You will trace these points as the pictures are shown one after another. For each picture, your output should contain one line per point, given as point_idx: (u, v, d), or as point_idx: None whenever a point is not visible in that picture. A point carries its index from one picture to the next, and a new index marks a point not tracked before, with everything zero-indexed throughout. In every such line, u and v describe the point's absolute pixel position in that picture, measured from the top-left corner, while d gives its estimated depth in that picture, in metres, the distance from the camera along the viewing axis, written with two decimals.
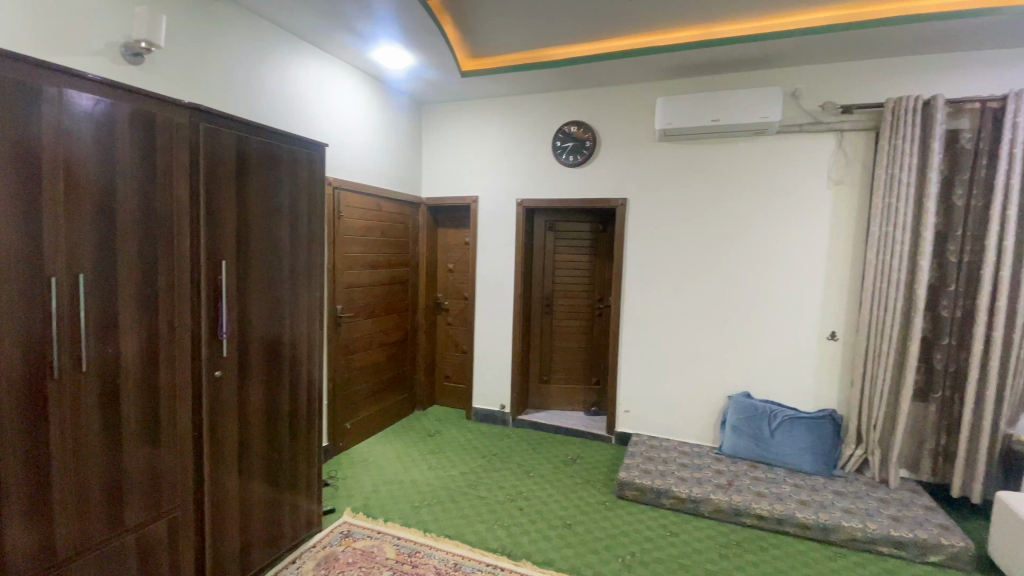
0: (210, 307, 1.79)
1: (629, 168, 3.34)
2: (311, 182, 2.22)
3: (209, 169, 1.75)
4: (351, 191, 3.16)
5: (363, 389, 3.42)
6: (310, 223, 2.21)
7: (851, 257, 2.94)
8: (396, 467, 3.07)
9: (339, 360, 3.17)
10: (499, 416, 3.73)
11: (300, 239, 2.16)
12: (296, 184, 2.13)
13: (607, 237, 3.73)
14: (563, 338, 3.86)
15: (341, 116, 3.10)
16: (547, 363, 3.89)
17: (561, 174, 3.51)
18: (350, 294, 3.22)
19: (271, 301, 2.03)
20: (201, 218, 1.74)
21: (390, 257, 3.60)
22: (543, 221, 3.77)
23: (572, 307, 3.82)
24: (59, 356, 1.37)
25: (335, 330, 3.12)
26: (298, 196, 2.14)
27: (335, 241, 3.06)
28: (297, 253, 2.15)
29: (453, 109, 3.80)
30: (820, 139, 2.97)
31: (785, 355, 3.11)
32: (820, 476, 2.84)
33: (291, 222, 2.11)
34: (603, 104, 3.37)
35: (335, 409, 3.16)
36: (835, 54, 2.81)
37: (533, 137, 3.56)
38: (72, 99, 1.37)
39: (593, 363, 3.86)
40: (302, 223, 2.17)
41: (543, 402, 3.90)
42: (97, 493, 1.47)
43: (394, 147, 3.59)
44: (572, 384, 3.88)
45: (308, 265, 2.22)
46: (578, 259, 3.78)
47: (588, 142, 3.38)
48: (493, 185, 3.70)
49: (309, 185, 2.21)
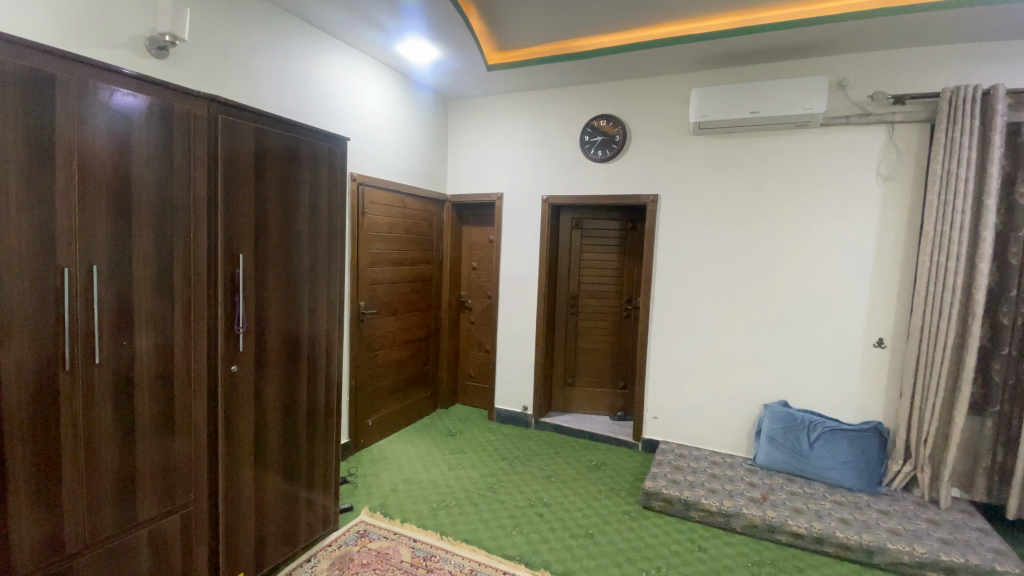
0: (228, 302, 1.78)
1: (661, 164, 3.21)
2: (334, 177, 2.19)
3: (228, 162, 1.74)
4: (375, 187, 3.14)
5: (385, 386, 3.39)
6: (332, 218, 2.18)
7: (901, 259, 2.73)
8: (417, 467, 3.03)
9: (361, 357, 3.15)
10: (522, 418, 3.65)
11: (320, 234, 2.13)
12: (318, 178, 2.10)
13: (636, 236, 3.60)
14: (589, 340, 3.75)
15: (366, 111, 3.07)
16: (572, 365, 3.79)
17: (589, 170, 3.40)
18: (373, 291, 3.20)
19: (291, 296, 2.01)
20: (219, 212, 1.72)
21: (414, 254, 3.56)
22: (570, 219, 3.67)
23: (598, 308, 3.71)
24: (73, 348, 1.36)
25: (358, 327, 3.10)
26: (320, 190, 2.12)
27: (359, 237, 3.04)
28: (317, 248, 2.12)
29: (479, 105, 3.74)
30: (868, 133, 2.77)
31: (827, 362, 2.92)
32: (863, 493, 2.65)
33: (312, 217, 2.08)
34: (634, 98, 3.24)
35: (357, 406, 3.14)
36: (887, 41, 2.61)
37: (560, 132, 3.46)
38: (89, 89, 1.37)
39: (619, 366, 3.74)
40: (324, 219, 2.14)
41: (567, 405, 3.80)
42: (108, 483, 1.47)
43: (419, 143, 3.55)
44: (597, 388, 3.77)
45: (329, 261, 2.19)
46: (606, 259, 3.66)
47: (618, 137, 3.26)
48: (519, 182, 3.62)
49: (332, 180, 2.18)
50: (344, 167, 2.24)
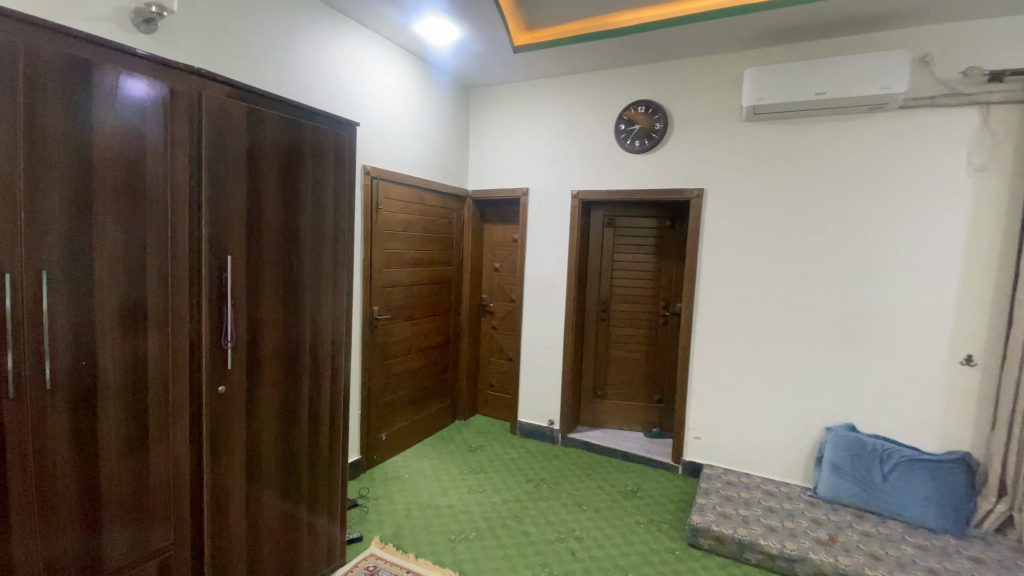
0: (214, 311, 1.51)
1: (707, 156, 2.87)
2: (341, 167, 1.91)
3: (215, 148, 1.48)
4: (390, 181, 2.87)
5: (400, 397, 3.12)
6: (338, 214, 1.91)
7: (997, 262, 2.34)
8: (434, 489, 2.74)
9: (374, 367, 2.89)
10: (548, 433, 3.35)
11: (324, 232, 1.85)
12: (322, 167, 1.83)
13: (676, 235, 3.25)
14: (621, 349, 3.42)
15: (381, 98, 2.81)
16: (603, 376, 3.47)
17: (625, 162, 3.07)
18: (388, 294, 2.94)
19: (289, 303, 1.73)
20: (201, 205, 1.46)
21: (433, 255, 3.29)
22: (602, 216, 3.34)
23: (632, 314, 3.37)
24: (15, 373, 1.10)
25: (370, 335, 2.84)
26: (325, 181, 1.84)
27: (371, 236, 2.77)
28: (320, 247, 1.84)
29: (503, 93, 3.45)
30: (956, 116, 2.39)
31: (901, 381, 2.55)
32: (950, 535, 2.27)
33: (314, 212, 1.81)
34: (676, 81, 2.91)
35: (369, 419, 2.88)
36: (985, 8, 2.22)
37: (593, 121, 3.14)
38: (39, 53, 1.10)
39: (655, 378, 3.40)
40: (328, 213, 1.86)
41: (597, 419, 3.47)
42: (67, 530, 1.21)
43: (438, 135, 3.27)
44: (630, 401, 3.44)
45: (335, 262, 1.91)
46: (641, 260, 3.33)
47: (659, 124, 2.93)
48: (546, 176, 3.31)
49: (339, 171, 1.90)
50: (352, 155, 1.97)
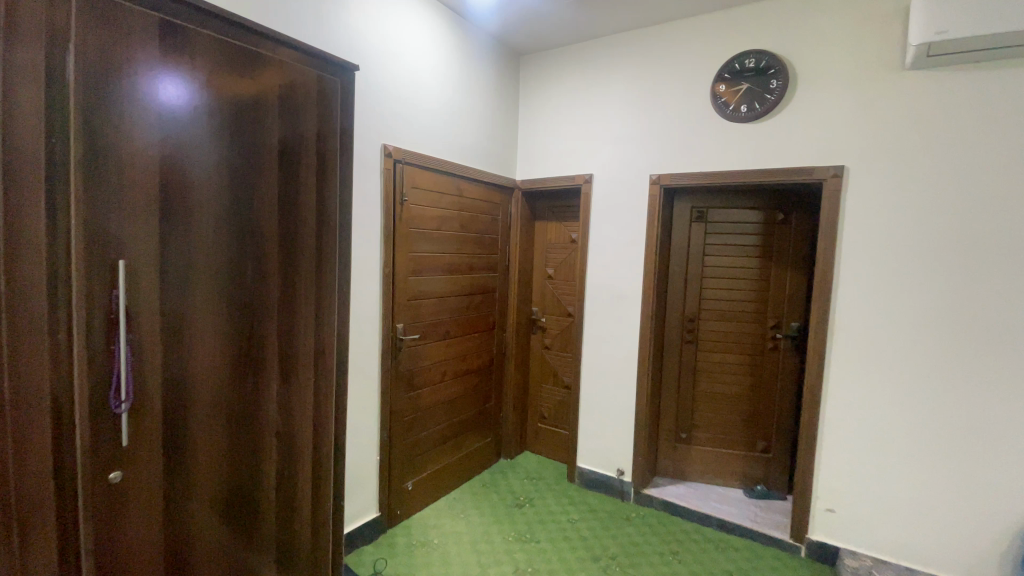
0: (99, 349, 0.90)
1: (847, 121, 2.08)
2: (323, 129, 1.30)
3: (99, 81, 0.88)
4: (420, 166, 2.26)
5: (433, 436, 2.48)
6: (317, 197, 1.29)
7: None
8: (470, 565, 2.09)
9: (399, 401, 2.27)
10: (616, 486, 2.63)
11: (295, 224, 1.24)
12: (290, 125, 1.22)
13: (788, 233, 2.48)
14: (712, 379, 2.67)
15: (408, 60, 2.20)
16: (688, 415, 2.71)
17: (724, 135, 2.31)
18: (417, 309, 2.32)
19: (235, 331, 1.12)
20: (71, 175, 0.86)
21: (473, 258, 2.65)
22: (689, 209, 2.60)
23: (728, 335, 2.62)
24: None
25: (394, 361, 2.22)
26: (296, 148, 1.23)
27: (393, 235, 2.16)
28: (286, 245, 1.22)
29: (562, 58, 2.78)
30: None
31: None
32: None
33: (277, 192, 1.19)
34: (801, 22, 2.14)
35: (392, 467, 2.26)
36: None
37: (680, 83, 2.41)
38: None
39: (757, 419, 2.63)
40: (301, 196, 1.25)
41: (679, 469, 2.72)
42: None
43: (481, 110, 2.64)
44: (722, 447, 2.68)
45: (313, 267, 1.29)
46: (740, 265, 2.57)
47: (775, 81, 2.18)
48: (616, 158, 2.61)
49: (320, 136, 1.30)
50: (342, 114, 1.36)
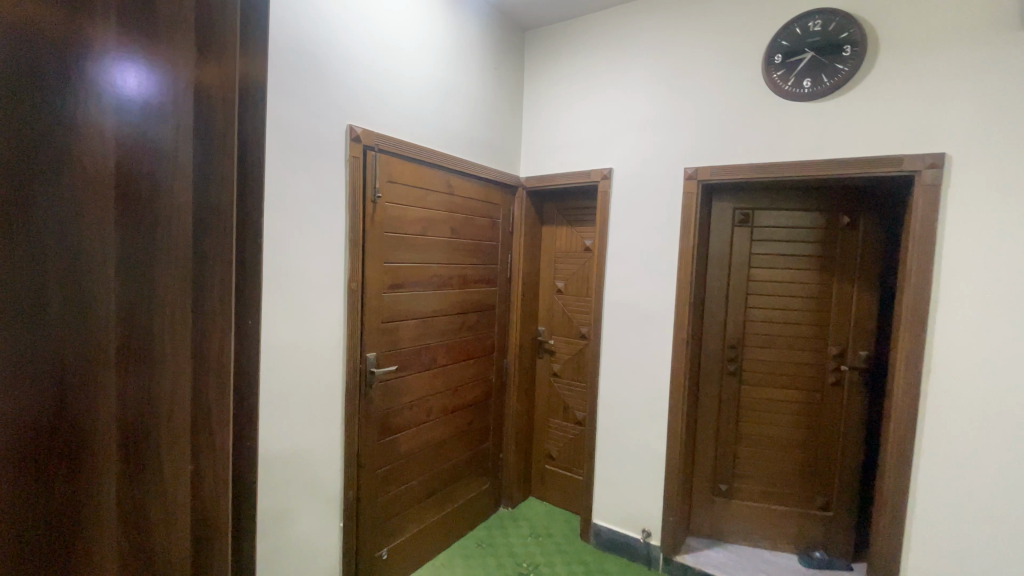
0: None
1: (949, 92, 1.58)
2: (200, 74, 0.54)
3: None
4: (400, 156, 1.82)
5: (414, 489, 2.01)
6: (206, 230, 0.55)
7: None
8: None
9: (370, 449, 1.80)
10: (641, 550, 2.14)
11: (148, 306, 0.51)
12: (111, 71, 0.47)
13: (855, 240, 2.00)
14: (760, 420, 2.18)
15: (389, 23, 1.74)
16: (729, 461, 2.22)
17: (781, 117, 1.84)
18: (396, 333, 1.86)
19: None
20: None
21: (468, 270, 2.19)
22: (729, 210, 2.13)
23: (780, 366, 2.14)
24: None
25: (363, 400, 1.75)
26: (140, 126, 0.49)
27: (364, 241, 1.71)
28: (107, 371, 0.48)
29: (577, 30, 2.33)
30: None
31: None
32: None
33: (91, 248, 0.46)
34: None
35: (360, 533, 1.78)
36: None
37: (722, 54, 1.95)
38: None
39: (816, 469, 2.12)
40: (160, 240, 0.51)
41: (717, 527, 2.23)
42: None
43: (477, 90, 2.19)
44: (772, 503, 2.18)
45: (193, 387, 0.56)
46: (795, 281, 2.09)
47: (850, 48, 1.69)
48: (641, 149, 2.15)
49: (191, 88, 0.53)
50: (264, 20, 0.61)
